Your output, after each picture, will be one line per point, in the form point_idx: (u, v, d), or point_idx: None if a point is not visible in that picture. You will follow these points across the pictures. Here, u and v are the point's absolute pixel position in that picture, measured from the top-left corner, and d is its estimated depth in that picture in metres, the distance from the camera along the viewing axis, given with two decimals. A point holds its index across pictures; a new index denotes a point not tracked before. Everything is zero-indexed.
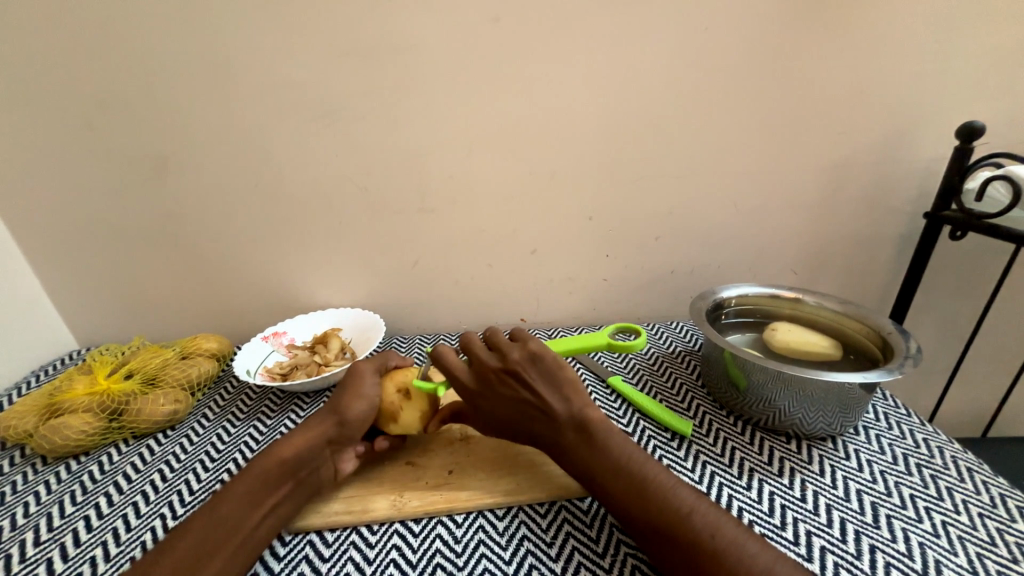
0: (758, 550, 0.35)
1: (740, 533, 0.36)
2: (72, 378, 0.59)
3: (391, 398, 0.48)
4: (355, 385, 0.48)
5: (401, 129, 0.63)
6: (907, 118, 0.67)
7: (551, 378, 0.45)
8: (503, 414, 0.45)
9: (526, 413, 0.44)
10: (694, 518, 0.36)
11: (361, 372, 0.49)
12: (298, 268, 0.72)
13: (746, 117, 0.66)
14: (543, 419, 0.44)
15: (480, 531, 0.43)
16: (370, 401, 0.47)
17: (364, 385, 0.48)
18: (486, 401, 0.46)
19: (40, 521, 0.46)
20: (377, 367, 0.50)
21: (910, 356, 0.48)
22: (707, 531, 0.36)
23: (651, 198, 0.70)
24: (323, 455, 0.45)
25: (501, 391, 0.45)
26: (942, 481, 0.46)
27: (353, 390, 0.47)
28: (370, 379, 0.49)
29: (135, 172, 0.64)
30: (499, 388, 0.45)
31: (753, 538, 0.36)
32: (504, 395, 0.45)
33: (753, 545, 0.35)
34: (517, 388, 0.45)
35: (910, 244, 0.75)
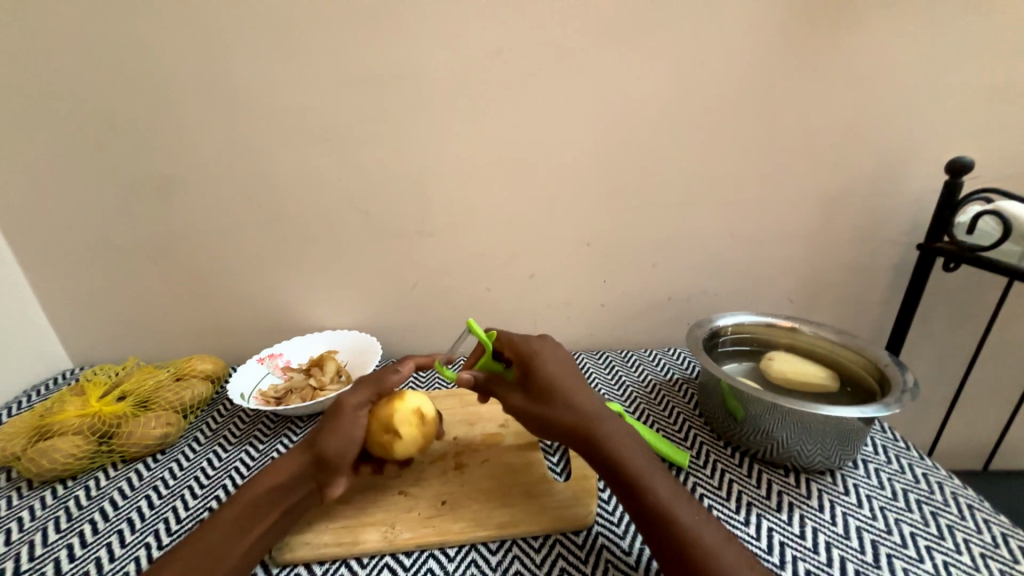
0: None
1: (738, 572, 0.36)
2: (64, 398, 0.58)
3: (380, 437, 0.47)
4: (336, 417, 0.46)
5: (405, 156, 0.65)
6: (898, 151, 0.68)
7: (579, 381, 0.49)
8: (550, 382, 0.48)
9: (563, 391, 0.47)
10: (704, 528, 0.39)
11: (344, 403, 0.47)
12: (297, 289, 0.72)
13: (742, 148, 0.67)
14: (578, 400, 0.47)
15: (472, 566, 0.43)
16: (353, 438, 0.45)
17: (346, 420, 0.46)
18: (540, 371, 0.49)
19: (22, 548, 0.45)
20: (370, 393, 0.48)
21: (908, 390, 0.47)
22: (714, 541, 0.38)
23: (650, 225, 0.71)
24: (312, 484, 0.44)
25: (551, 370, 0.49)
26: (943, 518, 0.45)
27: (342, 417, 0.46)
28: (353, 413, 0.46)
29: (140, 193, 0.64)
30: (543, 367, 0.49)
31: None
32: (556, 371, 0.49)
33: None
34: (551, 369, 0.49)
35: (905, 274, 0.76)
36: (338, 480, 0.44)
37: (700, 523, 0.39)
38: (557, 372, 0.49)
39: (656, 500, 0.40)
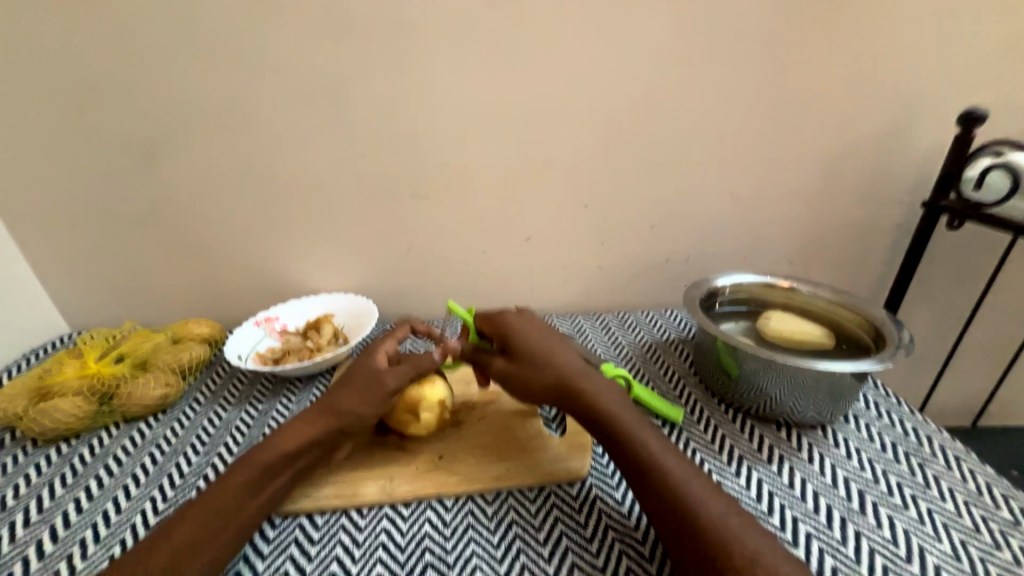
0: (735, 533, 0.36)
1: (722, 516, 0.37)
2: (62, 361, 0.58)
3: (402, 414, 0.48)
4: (368, 393, 0.45)
5: (395, 111, 0.62)
6: (909, 105, 0.66)
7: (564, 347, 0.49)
8: (529, 348, 0.48)
9: (551, 357, 0.48)
10: (693, 478, 0.40)
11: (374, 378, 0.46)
12: (289, 253, 0.71)
13: (747, 102, 0.64)
14: (566, 364, 0.47)
15: (469, 515, 0.44)
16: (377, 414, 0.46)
17: (377, 397, 0.45)
18: (517, 337, 0.49)
19: (31, 502, 0.46)
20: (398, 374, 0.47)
21: (902, 345, 0.48)
22: (702, 489, 0.39)
23: (649, 185, 0.69)
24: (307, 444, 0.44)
25: (529, 335, 0.50)
26: (930, 469, 0.46)
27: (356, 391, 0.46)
28: (384, 391, 0.46)
29: (122, 153, 0.62)
30: (531, 335, 0.50)
31: (734, 523, 0.37)
32: (534, 336, 0.49)
33: (731, 527, 0.37)
34: (536, 339, 0.49)
35: (908, 234, 0.74)
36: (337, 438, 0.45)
37: (688, 472, 0.40)
38: (534, 337, 0.49)
39: (646, 452, 0.41)
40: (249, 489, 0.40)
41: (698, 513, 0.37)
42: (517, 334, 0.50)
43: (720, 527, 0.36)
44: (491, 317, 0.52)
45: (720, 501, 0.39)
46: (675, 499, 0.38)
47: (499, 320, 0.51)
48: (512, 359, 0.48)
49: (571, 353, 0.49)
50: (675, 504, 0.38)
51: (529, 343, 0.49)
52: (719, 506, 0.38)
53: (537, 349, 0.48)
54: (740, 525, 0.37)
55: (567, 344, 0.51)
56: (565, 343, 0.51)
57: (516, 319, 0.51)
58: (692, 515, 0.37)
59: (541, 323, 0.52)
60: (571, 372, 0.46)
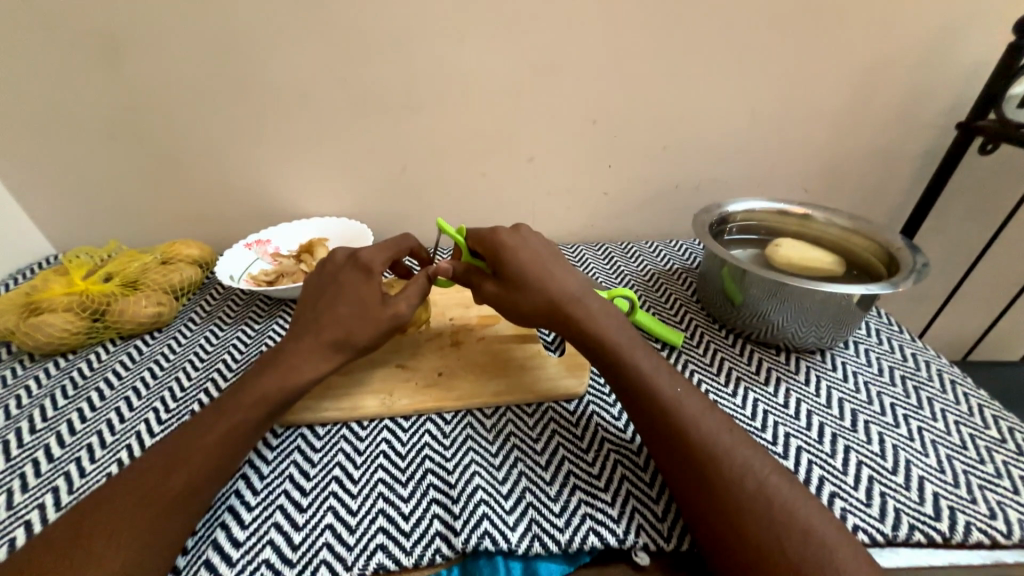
0: (727, 446, 0.37)
1: (713, 431, 0.38)
2: (48, 278, 0.57)
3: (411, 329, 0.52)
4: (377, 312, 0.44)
5: (384, 6, 0.55)
6: (961, 8, 0.59)
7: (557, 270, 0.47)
8: (521, 271, 0.46)
9: (543, 280, 0.46)
10: (685, 398, 0.40)
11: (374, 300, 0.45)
12: (276, 172, 0.67)
13: (779, 3, 0.57)
14: (559, 288, 0.46)
15: (468, 427, 0.45)
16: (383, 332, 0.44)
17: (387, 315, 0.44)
18: (509, 260, 0.47)
19: (34, 411, 0.47)
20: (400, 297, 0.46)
21: (916, 269, 0.46)
22: (694, 408, 0.39)
23: (663, 101, 0.63)
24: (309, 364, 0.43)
25: (523, 257, 0.47)
26: (924, 392, 0.47)
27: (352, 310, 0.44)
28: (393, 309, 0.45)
29: (80, 52, 0.56)
30: (525, 257, 0.47)
31: (725, 437, 0.38)
32: (527, 259, 0.47)
33: (721, 440, 0.37)
34: (530, 261, 0.47)
35: (932, 161, 0.70)
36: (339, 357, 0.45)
37: (682, 391, 0.40)
38: (529, 260, 0.47)
39: (641, 372, 0.41)
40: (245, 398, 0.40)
41: (687, 429, 0.38)
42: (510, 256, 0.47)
43: (709, 443, 0.37)
44: (483, 237, 0.49)
45: (712, 417, 0.39)
46: (666, 417, 0.39)
47: (491, 242, 0.48)
48: (504, 282, 0.46)
49: (568, 276, 0.47)
50: (665, 421, 0.38)
51: (523, 265, 0.46)
52: (709, 423, 0.38)
53: (532, 273, 0.46)
54: (729, 441, 0.37)
55: (565, 267, 0.49)
56: (562, 266, 0.48)
57: (510, 240, 0.49)
58: (682, 430, 0.38)
59: (538, 245, 0.50)
60: (567, 296, 0.45)
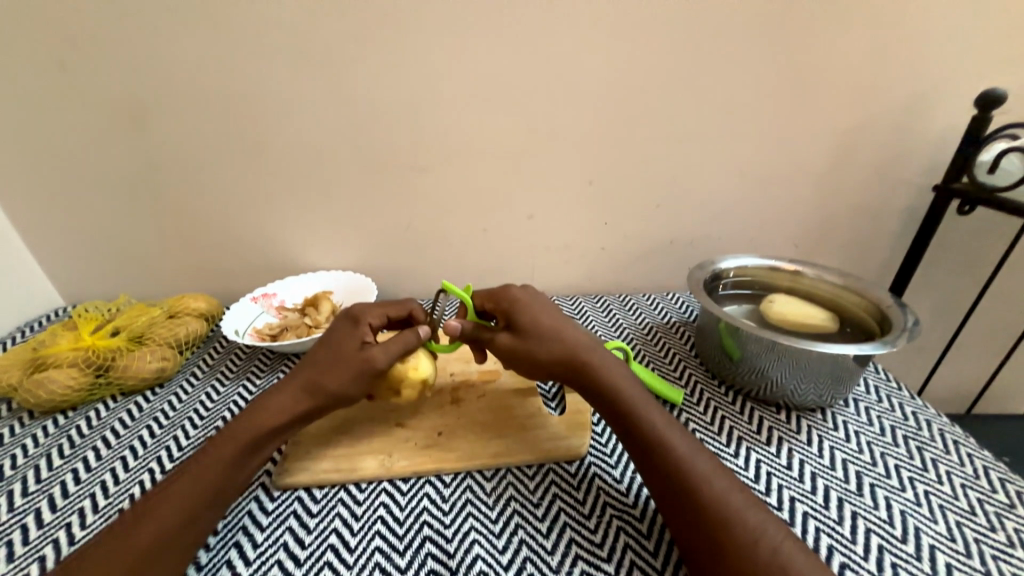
0: (739, 506, 0.36)
1: (724, 490, 0.37)
2: (56, 333, 0.58)
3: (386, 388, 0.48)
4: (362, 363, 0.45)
5: (395, 81, 0.60)
6: (926, 83, 0.64)
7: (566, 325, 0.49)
8: (530, 327, 0.47)
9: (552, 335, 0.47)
10: (696, 454, 0.40)
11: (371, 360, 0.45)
12: (286, 229, 0.70)
13: (759, 77, 0.62)
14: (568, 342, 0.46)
15: (467, 491, 0.44)
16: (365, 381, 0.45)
17: (370, 365, 0.45)
18: (518, 317, 0.48)
19: (28, 472, 0.46)
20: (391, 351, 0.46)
21: (907, 329, 0.47)
22: (705, 465, 0.39)
23: (655, 164, 0.67)
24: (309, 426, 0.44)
25: (537, 313, 0.49)
26: (928, 453, 0.46)
27: (347, 370, 0.44)
28: (379, 357, 0.45)
29: (111, 121, 0.60)
30: (533, 313, 0.48)
31: (737, 497, 0.37)
32: (535, 315, 0.48)
33: (734, 500, 0.37)
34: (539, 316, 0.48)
35: (915, 219, 0.73)
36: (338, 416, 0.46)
37: (692, 447, 0.40)
38: (542, 315, 0.49)
39: (652, 426, 0.41)
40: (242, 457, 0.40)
41: (698, 486, 0.37)
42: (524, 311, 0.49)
43: (722, 502, 0.36)
44: (492, 296, 0.51)
45: (721, 476, 0.39)
46: (678, 475, 0.38)
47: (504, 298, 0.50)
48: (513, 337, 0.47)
49: (579, 331, 0.48)
50: (678, 479, 0.38)
51: (537, 320, 0.48)
52: (720, 481, 0.38)
53: (546, 327, 0.47)
54: (742, 500, 0.37)
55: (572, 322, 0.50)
56: (573, 321, 0.50)
57: (522, 296, 0.50)
58: (694, 489, 0.37)
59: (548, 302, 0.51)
60: (580, 350, 0.46)
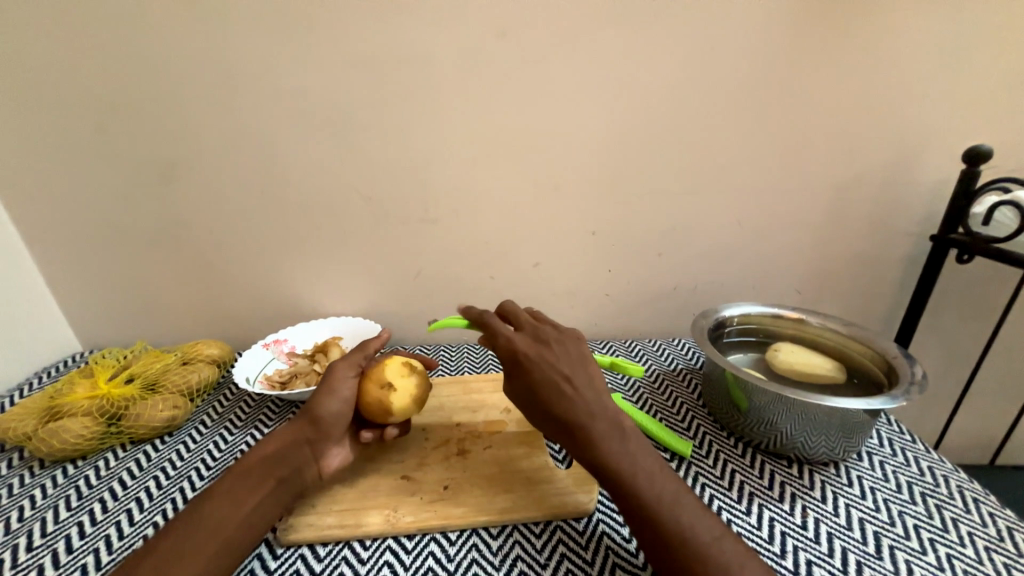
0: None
1: (735, 562, 0.35)
2: (73, 381, 0.59)
3: (377, 396, 0.48)
4: (330, 385, 0.47)
5: (408, 140, 0.64)
6: (913, 140, 0.67)
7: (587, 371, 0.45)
8: (549, 372, 0.44)
9: (569, 382, 0.43)
10: (702, 521, 0.37)
11: (338, 375, 0.48)
12: (301, 277, 0.72)
13: (751, 134, 0.66)
14: (584, 392, 0.43)
15: (473, 550, 0.43)
16: (346, 402, 0.47)
17: (339, 384, 0.47)
18: (539, 360, 0.45)
19: (34, 526, 0.46)
20: (354, 363, 0.49)
21: (916, 382, 0.47)
22: (713, 534, 0.36)
23: (656, 215, 0.70)
24: (303, 455, 0.45)
25: (533, 368, 0.44)
26: (947, 511, 0.45)
27: (326, 390, 0.47)
28: (344, 377, 0.48)
29: (143, 179, 0.64)
30: (557, 358, 0.45)
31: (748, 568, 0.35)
32: (557, 360, 0.45)
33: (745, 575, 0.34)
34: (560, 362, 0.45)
35: (915, 266, 0.74)
36: (332, 451, 0.47)
37: (697, 509, 0.38)
38: (539, 370, 0.44)
39: (658, 492, 0.38)
40: (246, 508, 0.40)
41: (706, 564, 0.34)
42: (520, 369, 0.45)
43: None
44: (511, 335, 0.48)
45: (731, 544, 0.36)
46: (686, 550, 0.35)
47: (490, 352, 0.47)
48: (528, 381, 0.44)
49: (582, 384, 0.44)
50: (688, 555, 0.35)
51: (534, 380, 0.44)
52: (729, 551, 0.36)
53: (540, 388, 0.43)
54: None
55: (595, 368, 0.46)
56: (578, 369, 0.45)
57: (516, 345, 0.46)
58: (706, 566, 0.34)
59: (546, 345, 0.47)
60: (581, 411, 0.42)
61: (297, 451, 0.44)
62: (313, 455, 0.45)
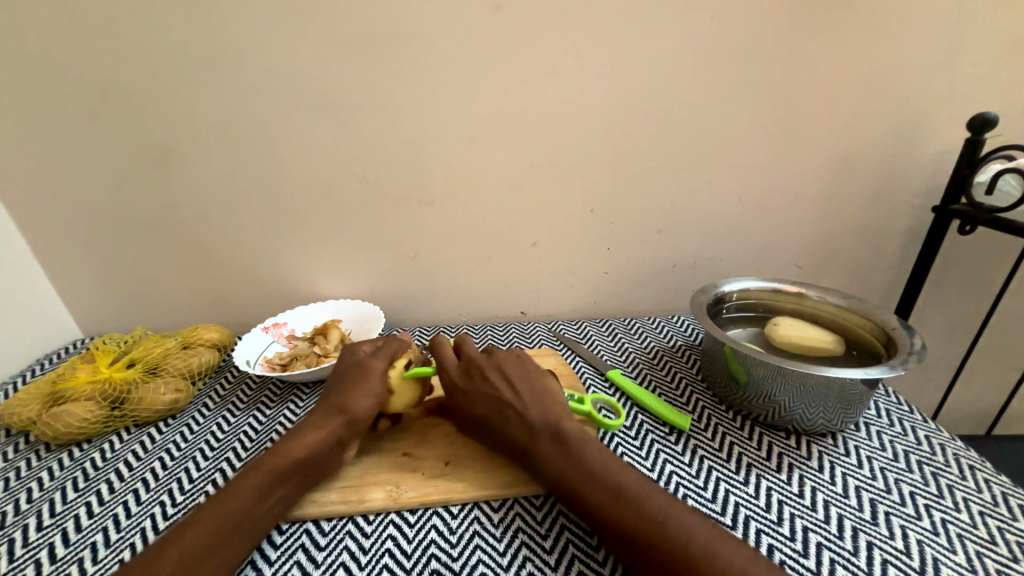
0: (701, 551, 0.34)
1: (683, 539, 0.35)
2: (74, 366, 0.59)
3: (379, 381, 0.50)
4: (363, 382, 0.48)
5: (403, 117, 0.63)
6: (919, 110, 0.65)
7: (534, 390, 0.47)
8: (491, 391, 0.46)
9: (504, 405, 0.45)
10: (647, 506, 0.37)
11: (371, 373, 0.49)
12: (299, 261, 0.72)
13: (754, 106, 0.64)
14: (523, 414, 0.44)
15: (475, 523, 0.44)
16: (377, 398, 0.48)
17: (371, 381, 0.48)
18: (485, 376, 0.48)
19: (43, 507, 0.46)
20: (385, 365, 0.50)
21: (914, 352, 0.47)
22: (660, 516, 0.36)
23: (656, 191, 0.69)
24: (332, 453, 0.45)
25: (484, 383, 0.47)
26: (943, 479, 0.45)
27: (360, 387, 0.48)
28: (377, 376, 0.49)
29: (134, 162, 0.63)
30: (505, 375, 0.48)
31: (698, 543, 0.34)
32: (504, 380, 0.47)
33: (692, 552, 0.34)
34: (503, 384, 0.47)
35: (916, 239, 0.74)
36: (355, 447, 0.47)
37: (643, 495, 0.38)
38: (490, 386, 0.47)
39: (610, 486, 0.39)
40: (269, 501, 0.41)
41: (658, 551, 0.34)
42: (472, 388, 0.47)
43: (686, 560, 0.33)
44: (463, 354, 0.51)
45: (680, 521, 0.36)
46: (639, 543, 0.35)
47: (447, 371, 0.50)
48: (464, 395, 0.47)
49: (528, 405, 0.45)
50: (642, 544, 0.35)
51: (483, 396, 0.46)
52: (675, 530, 0.35)
53: (483, 409, 0.46)
54: (703, 549, 0.34)
55: (544, 384, 0.47)
56: (528, 387, 0.47)
57: (473, 361, 0.49)
58: (655, 550, 0.35)
59: (499, 358, 0.50)
60: (528, 430, 0.43)
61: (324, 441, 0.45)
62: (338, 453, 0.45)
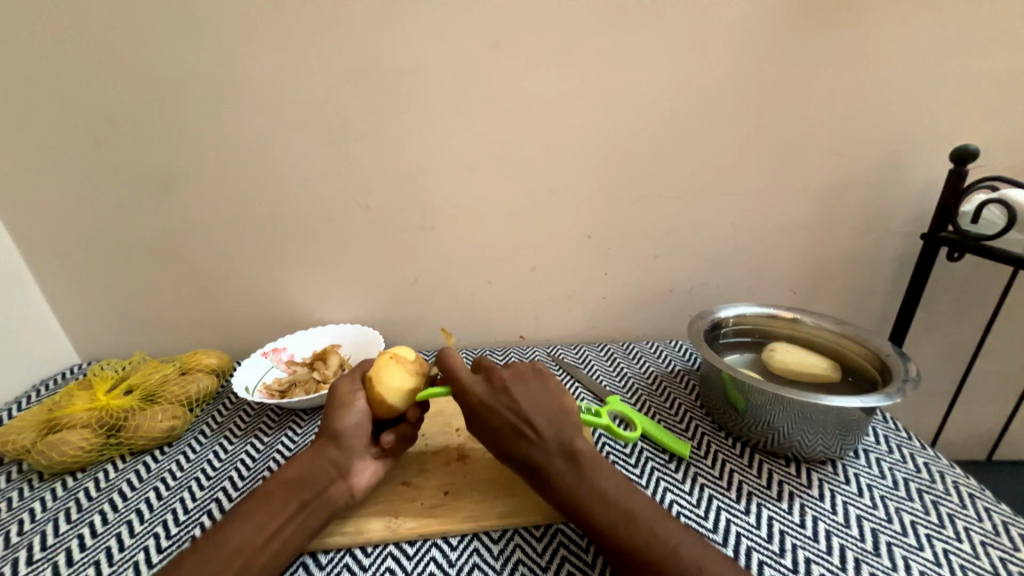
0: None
1: (695, 566, 0.35)
2: (72, 393, 0.59)
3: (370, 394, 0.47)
4: (341, 399, 0.47)
5: (406, 147, 0.65)
6: (903, 141, 0.68)
7: (550, 406, 0.45)
8: (507, 405, 0.44)
9: (521, 421, 0.43)
10: (659, 530, 0.37)
11: (339, 390, 0.48)
12: (301, 286, 0.72)
13: (744, 137, 0.67)
14: (538, 431, 0.43)
15: (474, 554, 0.43)
16: (360, 412, 0.47)
17: (349, 398, 0.47)
18: (504, 389, 0.45)
19: (35, 538, 0.46)
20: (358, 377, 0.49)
21: (909, 379, 0.48)
22: (672, 541, 0.37)
23: (651, 218, 0.71)
24: (329, 476, 0.44)
25: (505, 399, 0.45)
26: (944, 507, 0.45)
27: (338, 405, 0.47)
28: (350, 392, 0.48)
29: (140, 190, 0.65)
30: (525, 387, 0.46)
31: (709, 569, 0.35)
32: (523, 394, 0.45)
33: None
34: (519, 397, 0.45)
35: (907, 265, 0.75)
36: (360, 468, 0.46)
37: (654, 519, 0.38)
38: (509, 398, 0.45)
39: (625, 505, 0.39)
40: (265, 534, 0.40)
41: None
42: (491, 402, 0.45)
43: None
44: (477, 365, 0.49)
45: (690, 548, 0.36)
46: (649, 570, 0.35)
47: (462, 383, 0.46)
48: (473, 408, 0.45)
49: (545, 420, 0.44)
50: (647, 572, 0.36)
51: (501, 408, 0.44)
52: (687, 555, 0.36)
53: (499, 423, 0.44)
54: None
55: (560, 399, 0.46)
56: (547, 406, 0.45)
57: (495, 373, 0.47)
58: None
59: (516, 368, 0.48)
60: (545, 444, 0.42)
61: (323, 472, 0.44)
62: (337, 478, 0.45)
